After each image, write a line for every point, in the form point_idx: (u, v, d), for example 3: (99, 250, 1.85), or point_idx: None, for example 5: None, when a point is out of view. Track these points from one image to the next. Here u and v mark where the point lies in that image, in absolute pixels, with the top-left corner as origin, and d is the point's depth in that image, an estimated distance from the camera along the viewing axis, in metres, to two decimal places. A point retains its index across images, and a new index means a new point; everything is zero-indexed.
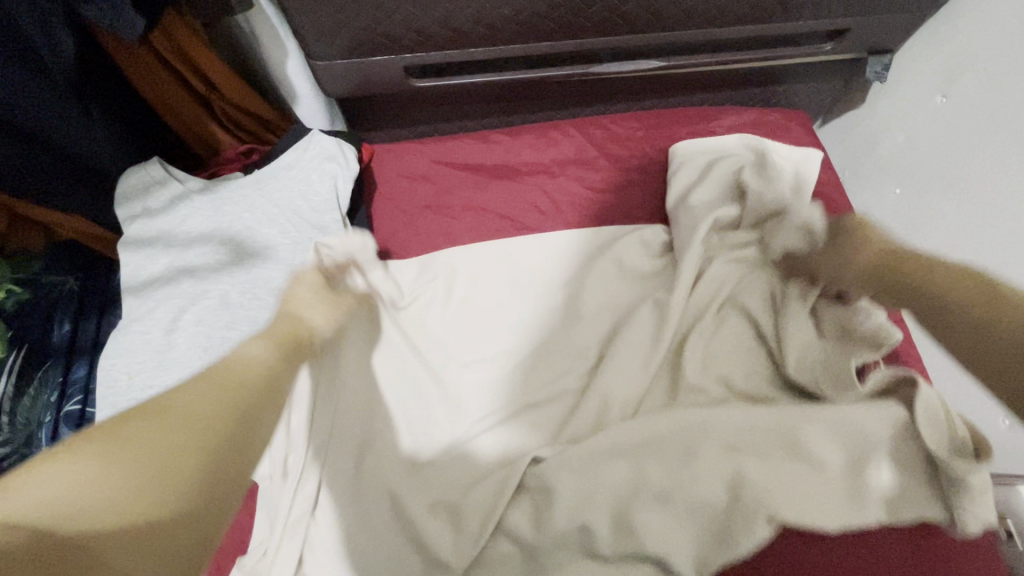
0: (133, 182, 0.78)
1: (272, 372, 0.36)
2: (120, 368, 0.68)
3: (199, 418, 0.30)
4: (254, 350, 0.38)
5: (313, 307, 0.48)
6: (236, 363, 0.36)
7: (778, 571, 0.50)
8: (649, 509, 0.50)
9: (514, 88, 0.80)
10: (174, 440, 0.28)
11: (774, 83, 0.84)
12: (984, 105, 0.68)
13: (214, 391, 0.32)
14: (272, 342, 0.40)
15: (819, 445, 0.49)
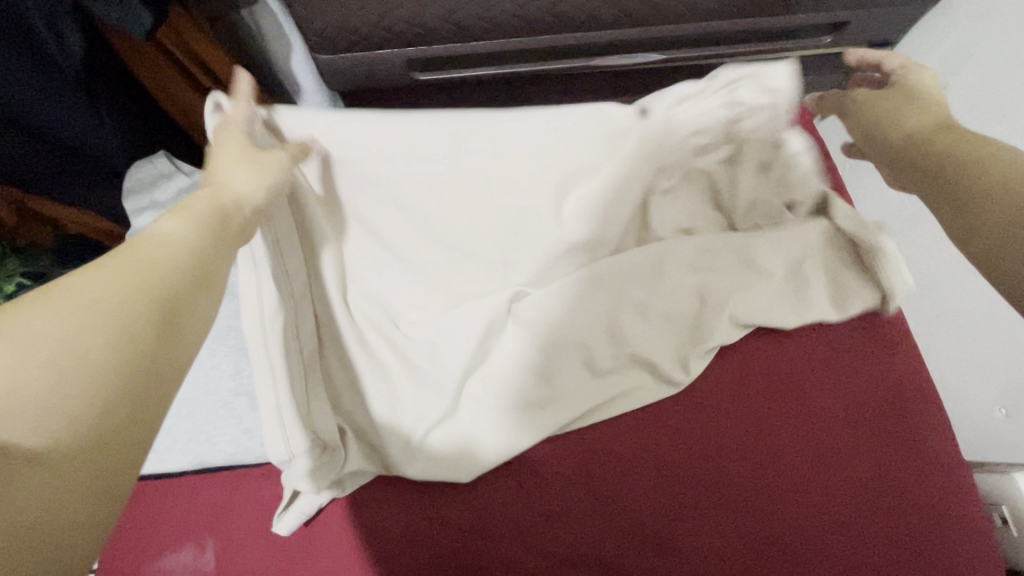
0: (140, 176, 0.78)
1: (195, 257, 0.37)
2: None
3: (104, 312, 0.31)
4: (174, 226, 0.38)
5: (241, 174, 0.47)
6: (152, 241, 0.36)
7: (747, 360, 0.67)
8: (635, 320, 0.66)
9: (515, 83, 0.81)
10: (79, 333, 0.30)
11: None
12: (983, 95, 0.69)
13: (133, 282, 0.33)
14: (198, 219, 0.40)
15: (765, 256, 0.66)
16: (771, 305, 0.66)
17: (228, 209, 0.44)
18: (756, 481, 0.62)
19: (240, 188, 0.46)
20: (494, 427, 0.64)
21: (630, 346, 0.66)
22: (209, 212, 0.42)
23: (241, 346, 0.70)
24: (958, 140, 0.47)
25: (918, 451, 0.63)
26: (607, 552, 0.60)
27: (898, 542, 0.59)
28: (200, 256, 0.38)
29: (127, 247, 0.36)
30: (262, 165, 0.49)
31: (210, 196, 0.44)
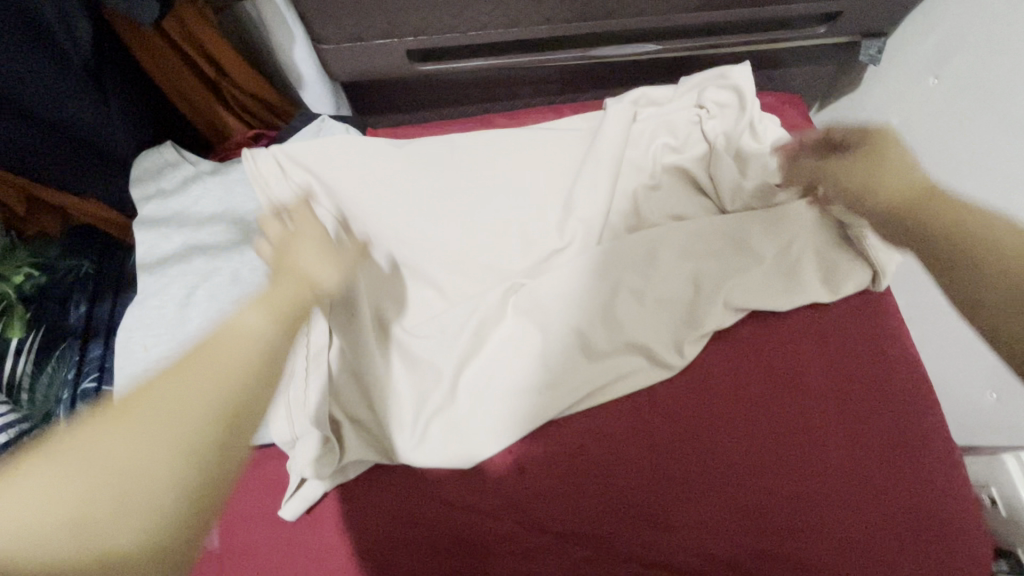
0: (146, 164, 0.80)
1: (263, 347, 0.34)
2: (136, 340, 0.71)
3: (157, 423, 0.30)
4: (247, 316, 0.35)
5: (318, 263, 0.46)
6: (226, 338, 0.33)
7: (744, 344, 0.67)
8: (629, 306, 0.67)
9: (513, 74, 0.82)
10: (138, 453, 0.29)
11: (769, 67, 0.85)
12: (975, 84, 0.69)
13: (188, 387, 0.31)
14: (269, 310, 0.36)
15: (756, 240, 0.68)
16: (770, 284, 0.67)
17: (302, 297, 0.40)
18: (754, 462, 0.63)
19: (317, 275, 0.44)
20: (493, 409, 0.65)
21: (626, 332, 0.66)
22: (280, 300, 0.38)
23: None
24: (945, 205, 0.50)
25: (912, 435, 0.64)
26: (605, 528, 0.62)
27: (890, 523, 0.61)
28: (274, 359, 0.34)
29: (202, 344, 0.33)
30: (335, 255, 0.48)
31: (287, 286, 0.40)
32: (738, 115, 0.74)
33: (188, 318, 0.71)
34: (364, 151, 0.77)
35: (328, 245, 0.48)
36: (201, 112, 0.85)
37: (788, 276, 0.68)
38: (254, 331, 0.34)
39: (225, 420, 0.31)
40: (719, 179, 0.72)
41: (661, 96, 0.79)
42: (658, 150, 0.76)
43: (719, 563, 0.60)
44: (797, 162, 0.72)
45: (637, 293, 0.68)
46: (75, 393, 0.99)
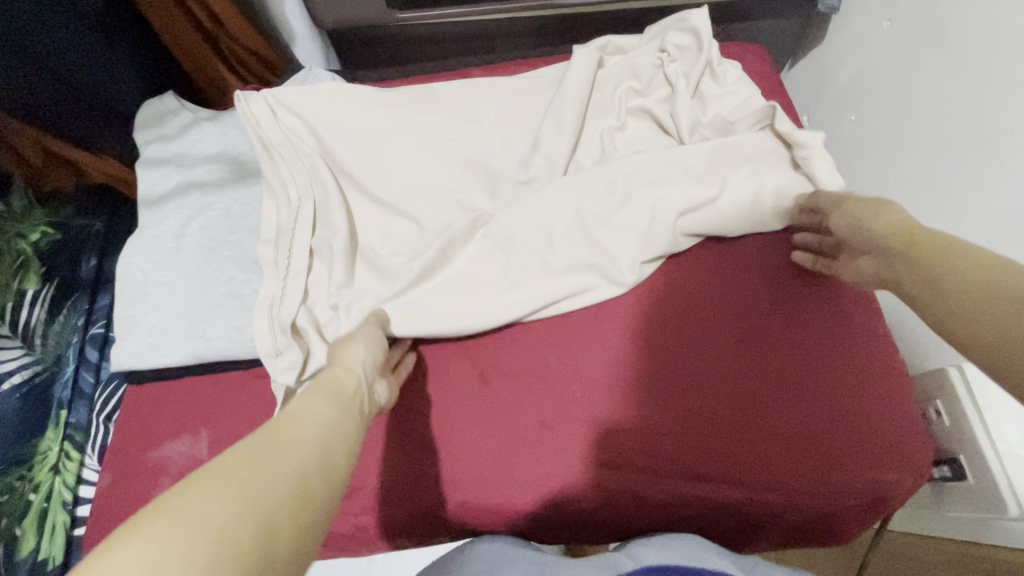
0: (150, 112, 0.87)
1: (327, 427, 0.41)
2: (135, 266, 0.77)
3: (251, 485, 0.32)
4: (311, 405, 0.42)
5: (360, 354, 0.54)
6: (296, 420, 0.40)
7: (695, 267, 0.71)
8: (592, 230, 0.71)
9: (492, 27, 0.88)
10: (233, 510, 0.30)
11: (735, 19, 0.90)
12: (924, 22, 0.73)
13: (274, 456, 0.35)
14: (328, 398, 0.44)
15: (710, 170, 0.72)
16: (726, 206, 0.70)
17: (354, 386, 0.48)
18: (707, 369, 0.66)
19: (354, 361, 0.52)
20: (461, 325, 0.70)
21: (586, 249, 0.70)
22: (337, 390, 0.46)
23: (234, 257, 0.77)
24: (933, 234, 0.49)
25: (859, 353, 0.67)
26: (560, 431, 0.65)
27: (840, 427, 0.64)
28: (339, 434, 0.41)
29: (274, 425, 0.39)
30: (373, 348, 0.57)
31: (343, 377, 0.49)
32: (696, 57, 0.78)
33: (184, 247, 0.77)
34: (346, 94, 0.82)
35: (361, 339, 0.57)
36: (203, 68, 0.92)
37: (744, 198, 0.70)
38: (321, 416, 0.41)
39: (299, 479, 0.35)
40: (679, 116, 0.76)
41: (626, 44, 0.83)
42: (622, 91, 0.80)
43: (674, 463, 0.63)
44: (755, 98, 0.76)
45: (598, 218, 0.71)
46: (85, 338, 1.08)
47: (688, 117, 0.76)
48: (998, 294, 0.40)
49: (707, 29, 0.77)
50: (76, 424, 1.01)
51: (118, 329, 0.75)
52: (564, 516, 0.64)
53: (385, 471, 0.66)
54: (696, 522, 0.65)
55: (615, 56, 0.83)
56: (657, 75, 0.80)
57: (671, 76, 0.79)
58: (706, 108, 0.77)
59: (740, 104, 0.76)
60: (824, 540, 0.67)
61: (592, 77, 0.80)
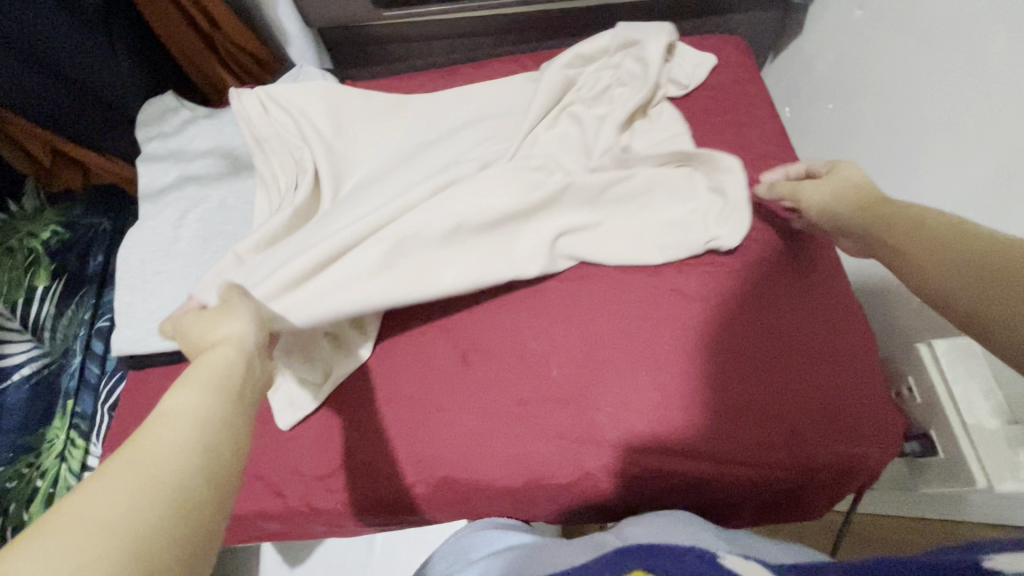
0: (151, 111, 0.92)
1: (207, 421, 0.33)
2: (135, 256, 0.81)
3: (97, 524, 0.26)
4: (186, 401, 0.33)
5: (232, 320, 0.42)
6: (166, 420, 0.32)
7: None
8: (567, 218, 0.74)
9: (477, 24, 0.91)
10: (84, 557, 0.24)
11: (714, 14, 0.93)
12: (893, 10, 0.76)
13: (132, 476, 0.28)
14: (212, 385, 0.35)
15: (625, 198, 0.75)
16: (631, 233, 0.73)
17: (250, 369, 0.39)
18: (681, 349, 0.68)
19: (236, 335, 0.41)
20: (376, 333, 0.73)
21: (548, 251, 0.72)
22: (213, 371, 0.37)
23: (228, 245, 0.80)
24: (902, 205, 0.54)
25: (830, 331, 0.68)
26: (537, 410, 0.67)
27: (815, 404, 0.65)
28: (228, 427, 0.33)
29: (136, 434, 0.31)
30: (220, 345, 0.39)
31: (225, 352, 0.39)
32: (643, 84, 0.82)
33: (181, 237, 0.81)
34: (336, 94, 0.86)
35: (239, 308, 0.44)
36: (202, 68, 0.97)
37: (662, 224, 0.73)
38: (196, 411, 0.33)
39: (168, 495, 0.28)
40: (605, 140, 0.79)
41: (591, 52, 0.85)
42: (570, 103, 0.83)
43: (652, 438, 0.64)
44: (679, 136, 0.79)
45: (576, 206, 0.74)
46: (91, 331, 1.09)
47: (614, 139, 0.79)
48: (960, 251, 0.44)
49: (659, 59, 0.82)
50: (82, 413, 1.02)
51: (117, 315, 0.78)
52: (543, 491, 0.66)
53: (367, 449, 0.67)
54: (674, 497, 0.66)
55: (580, 64, 0.85)
56: (613, 92, 0.83)
57: (618, 99, 0.83)
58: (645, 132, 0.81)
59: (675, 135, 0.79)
60: (798, 512, 0.69)
61: (561, 88, 0.83)
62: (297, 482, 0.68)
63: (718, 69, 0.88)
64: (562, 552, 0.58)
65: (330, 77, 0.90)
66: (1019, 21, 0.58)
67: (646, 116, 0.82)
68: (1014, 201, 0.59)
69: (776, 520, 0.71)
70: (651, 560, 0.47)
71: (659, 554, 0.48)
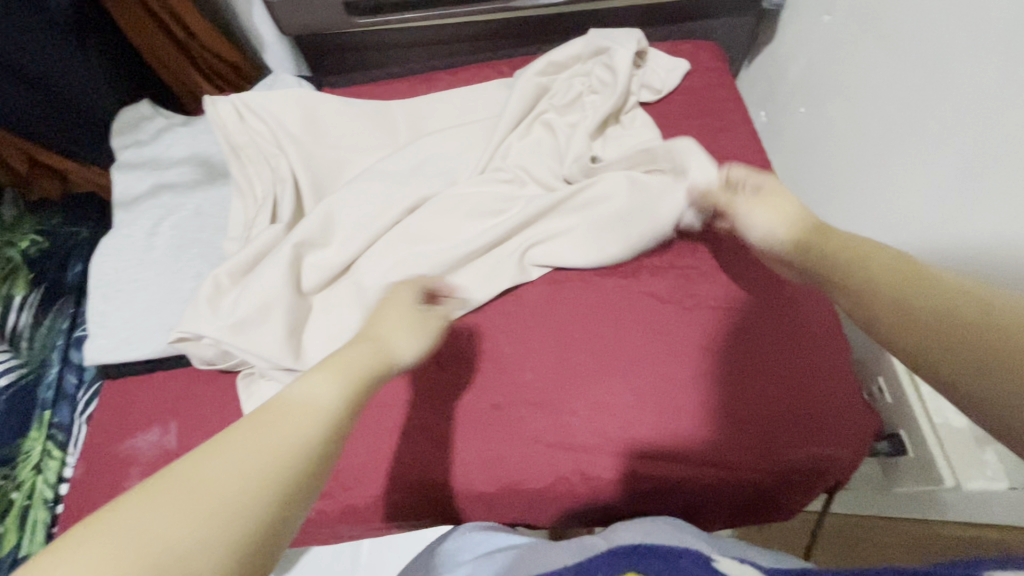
0: (127, 120, 0.91)
1: (329, 418, 0.37)
2: (108, 264, 0.80)
3: (221, 491, 0.31)
4: (318, 390, 0.39)
5: (402, 333, 0.50)
6: (293, 406, 0.37)
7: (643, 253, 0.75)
8: (541, 223, 0.75)
9: (452, 31, 0.92)
10: (204, 513, 0.30)
11: (688, 19, 0.94)
12: (858, 15, 0.77)
13: (255, 454, 0.33)
14: (342, 381, 0.40)
15: (596, 196, 0.74)
16: (601, 235, 0.73)
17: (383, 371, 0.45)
18: (654, 352, 0.68)
19: (398, 348, 0.48)
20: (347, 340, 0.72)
21: (520, 260, 0.73)
22: (347, 359, 0.43)
23: (203, 253, 0.80)
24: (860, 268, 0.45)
25: (804, 332, 0.69)
26: (513, 415, 0.67)
27: (788, 404, 0.65)
28: (339, 424, 0.38)
29: (273, 408, 0.36)
30: (422, 329, 0.52)
31: (366, 350, 0.45)
32: (614, 90, 0.82)
33: (155, 246, 0.80)
34: (311, 99, 0.85)
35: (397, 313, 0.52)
36: (179, 76, 0.97)
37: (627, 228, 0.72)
38: (328, 404, 0.38)
39: (284, 483, 0.32)
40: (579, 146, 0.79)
41: (563, 61, 0.86)
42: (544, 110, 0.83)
43: (624, 441, 0.65)
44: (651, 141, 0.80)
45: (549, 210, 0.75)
46: (70, 341, 1.07)
47: (586, 145, 0.79)
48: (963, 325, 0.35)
49: (630, 64, 0.83)
50: (59, 423, 1.00)
51: (90, 325, 0.77)
52: (517, 497, 0.66)
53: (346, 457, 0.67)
54: (647, 501, 0.66)
55: (554, 72, 0.86)
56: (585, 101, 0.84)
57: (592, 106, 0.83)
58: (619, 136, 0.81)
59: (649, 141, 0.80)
60: (772, 513, 0.69)
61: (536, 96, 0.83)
62: None
63: (691, 74, 0.89)
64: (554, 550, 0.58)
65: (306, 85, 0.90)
66: (979, 25, 0.60)
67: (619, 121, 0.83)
68: (979, 200, 0.60)
69: (750, 521, 0.71)
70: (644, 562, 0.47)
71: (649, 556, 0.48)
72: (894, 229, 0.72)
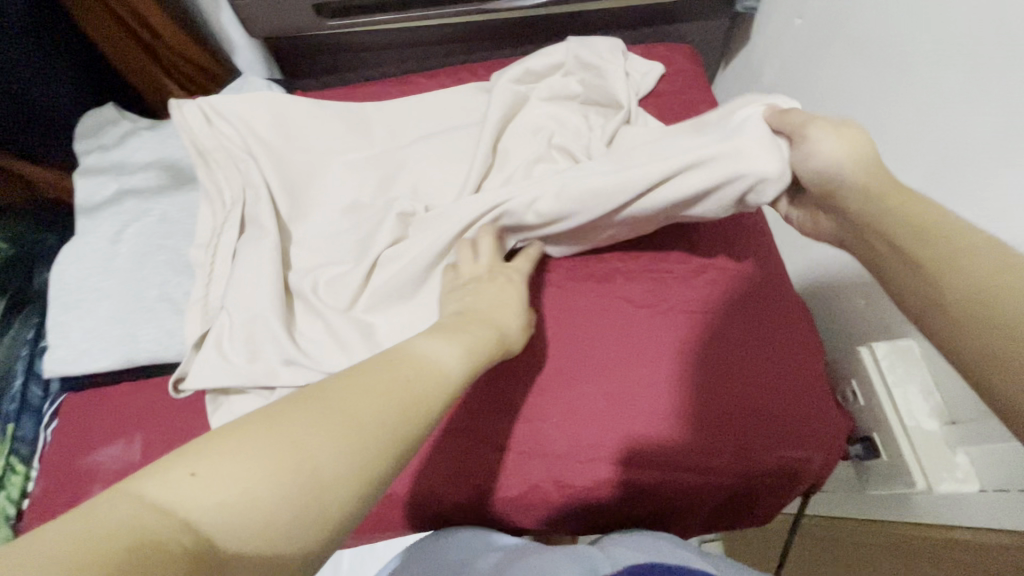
0: (90, 124, 0.89)
1: (446, 386, 0.42)
2: (69, 273, 0.77)
3: (363, 424, 0.34)
4: (438, 360, 0.45)
5: (510, 318, 0.59)
6: (424, 369, 0.42)
7: (617, 258, 0.74)
8: None
9: (426, 33, 0.91)
10: (351, 434, 0.33)
11: (662, 23, 0.94)
12: (829, 18, 0.77)
13: (393, 398, 0.37)
14: (462, 356, 0.48)
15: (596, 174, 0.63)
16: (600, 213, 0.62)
17: (495, 347, 0.54)
18: (629, 356, 0.67)
19: (507, 330, 0.58)
20: (321, 345, 0.69)
21: None
22: (472, 339, 0.51)
23: (168, 261, 0.78)
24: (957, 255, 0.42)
25: (777, 333, 0.69)
26: (486, 423, 0.66)
27: (763, 407, 0.65)
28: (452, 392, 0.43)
29: (403, 364, 0.41)
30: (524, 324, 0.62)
31: (487, 333, 0.54)
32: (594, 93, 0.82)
33: (119, 253, 0.78)
34: (281, 105, 0.83)
35: (514, 302, 0.62)
36: (145, 79, 0.94)
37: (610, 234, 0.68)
38: (445, 372, 0.43)
39: (410, 432, 0.37)
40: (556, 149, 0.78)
41: (539, 66, 0.85)
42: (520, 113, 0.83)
43: (598, 446, 0.64)
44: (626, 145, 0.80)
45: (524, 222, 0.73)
46: (34, 350, 1.04)
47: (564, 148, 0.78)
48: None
49: (609, 69, 0.83)
50: (23, 437, 0.97)
51: (50, 336, 0.74)
52: (492, 504, 0.65)
53: None
54: (623, 507, 0.65)
55: (531, 76, 0.85)
56: (563, 105, 0.83)
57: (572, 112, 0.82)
58: (604, 132, 0.78)
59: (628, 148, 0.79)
60: (748, 517, 0.69)
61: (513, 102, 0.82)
62: None
63: (666, 77, 0.89)
64: (543, 553, 0.57)
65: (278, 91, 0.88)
66: (940, 29, 0.60)
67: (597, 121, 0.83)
68: (947, 203, 0.60)
69: (730, 525, 0.70)
70: None
71: None
72: None
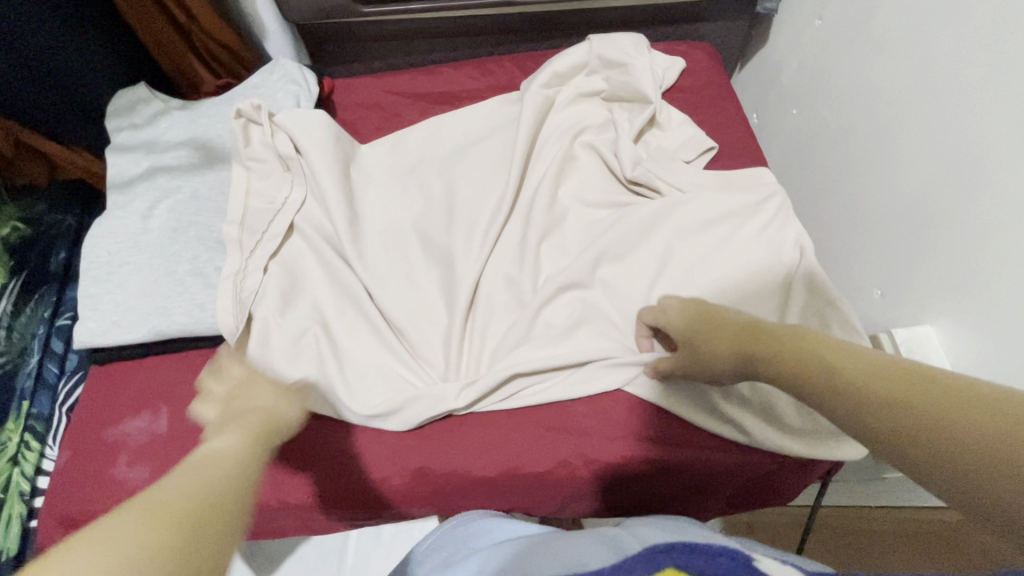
0: (122, 102, 0.90)
1: (242, 455, 0.38)
2: (100, 246, 0.78)
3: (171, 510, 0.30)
4: (217, 442, 0.39)
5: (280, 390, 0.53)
6: (205, 453, 0.37)
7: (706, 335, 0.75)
8: (543, 216, 0.77)
9: (455, 24, 0.93)
10: (154, 522, 0.29)
11: (684, 22, 0.97)
12: (850, 18, 0.80)
13: (189, 482, 0.32)
14: (240, 433, 0.41)
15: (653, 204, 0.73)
16: (677, 243, 0.72)
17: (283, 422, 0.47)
18: None
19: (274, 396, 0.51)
20: (361, 326, 0.71)
21: (525, 248, 0.75)
22: (249, 418, 0.43)
23: (199, 236, 0.79)
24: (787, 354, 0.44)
25: None
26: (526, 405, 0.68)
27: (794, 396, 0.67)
28: (252, 459, 0.38)
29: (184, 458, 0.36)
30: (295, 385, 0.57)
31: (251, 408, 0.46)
32: (626, 88, 0.85)
33: (150, 228, 0.79)
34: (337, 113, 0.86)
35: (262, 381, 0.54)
36: (176, 62, 0.96)
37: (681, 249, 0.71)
38: (232, 445, 0.39)
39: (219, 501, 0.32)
40: (584, 145, 0.82)
41: (567, 66, 0.86)
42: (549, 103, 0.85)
43: (627, 425, 0.66)
44: (651, 137, 0.83)
45: (551, 214, 0.77)
46: (51, 329, 1.02)
47: (593, 146, 0.82)
48: (876, 410, 0.33)
49: (636, 63, 0.85)
50: (38, 414, 0.95)
51: (81, 308, 0.75)
52: (520, 481, 0.66)
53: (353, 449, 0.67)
54: (647, 487, 0.67)
55: (559, 73, 0.86)
56: (586, 105, 0.85)
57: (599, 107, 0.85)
58: (632, 127, 0.81)
59: (652, 141, 0.82)
60: (770, 498, 0.70)
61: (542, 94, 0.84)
62: (278, 484, 0.67)
63: (689, 73, 0.91)
64: (569, 539, 0.56)
65: (312, 95, 0.88)
66: (963, 27, 0.62)
67: (623, 115, 0.85)
68: (967, 195, 0.62)
69: (750, 505, 0.72)
70: (675, 556, 0.45)
71: (686, 552, 0.45)
72: (883, 226, 0.74)
